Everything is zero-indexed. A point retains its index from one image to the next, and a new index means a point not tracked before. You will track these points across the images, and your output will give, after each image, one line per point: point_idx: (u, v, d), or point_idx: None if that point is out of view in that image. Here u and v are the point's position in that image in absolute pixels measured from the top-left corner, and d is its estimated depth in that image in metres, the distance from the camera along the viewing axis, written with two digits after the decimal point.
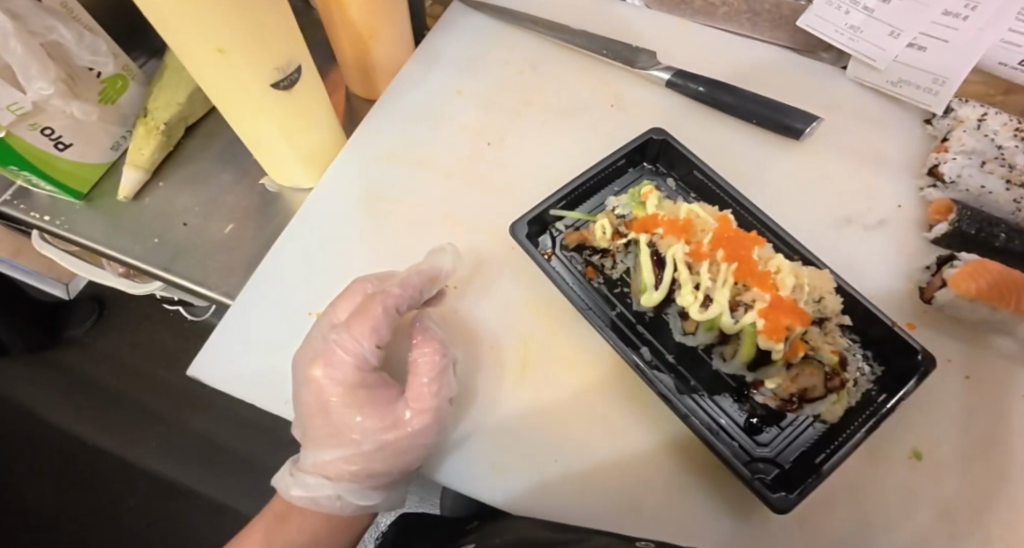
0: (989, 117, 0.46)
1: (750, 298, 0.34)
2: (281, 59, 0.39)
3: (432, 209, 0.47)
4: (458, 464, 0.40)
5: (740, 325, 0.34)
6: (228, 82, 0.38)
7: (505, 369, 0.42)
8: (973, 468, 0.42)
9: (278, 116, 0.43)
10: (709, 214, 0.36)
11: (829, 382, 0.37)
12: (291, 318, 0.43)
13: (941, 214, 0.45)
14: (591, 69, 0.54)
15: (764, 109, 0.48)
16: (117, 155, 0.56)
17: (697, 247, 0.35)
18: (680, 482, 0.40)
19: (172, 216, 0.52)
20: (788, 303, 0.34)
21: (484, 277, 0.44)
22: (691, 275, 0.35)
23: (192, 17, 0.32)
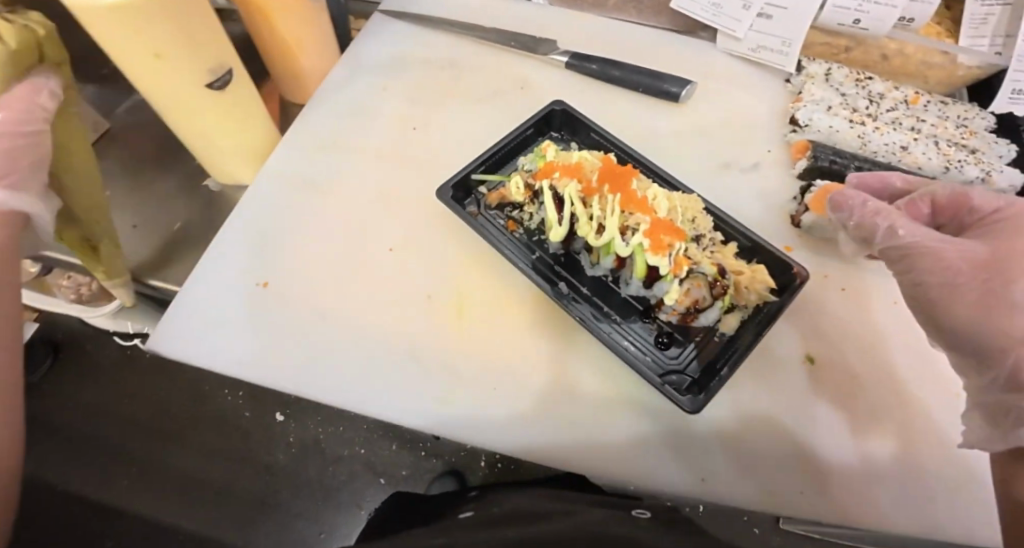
0: (833, 71, 0.57)
1: (637, 221, 0.41)
2: (214, 61, 0.43)
3: (368, 188, 0.52)
4: (407, 405, 0.44)
5: (630, 246, 0.40)
6: (165, 86, 0.43)
7: (445, 318, 0.47)
8: (863, 365, 0.47)
9: (212, 114, 0.47)
10: (597, 158, 0.43)
11: (714, 290, 0.43)
12: (241, 292, 0.47)
13: (801, 152, 0.53)
14: (503, 59, 0.61)
15: (647, 79, 0.56)
16: None
17: (588, 185, 0.42)
18: (609, 402, 0.45)
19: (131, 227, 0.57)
20: (666, 222, 0.40)
21: (417, 241, 0.49)
22: (586, 209, 0.41)
23: (132, 22, 0.36)
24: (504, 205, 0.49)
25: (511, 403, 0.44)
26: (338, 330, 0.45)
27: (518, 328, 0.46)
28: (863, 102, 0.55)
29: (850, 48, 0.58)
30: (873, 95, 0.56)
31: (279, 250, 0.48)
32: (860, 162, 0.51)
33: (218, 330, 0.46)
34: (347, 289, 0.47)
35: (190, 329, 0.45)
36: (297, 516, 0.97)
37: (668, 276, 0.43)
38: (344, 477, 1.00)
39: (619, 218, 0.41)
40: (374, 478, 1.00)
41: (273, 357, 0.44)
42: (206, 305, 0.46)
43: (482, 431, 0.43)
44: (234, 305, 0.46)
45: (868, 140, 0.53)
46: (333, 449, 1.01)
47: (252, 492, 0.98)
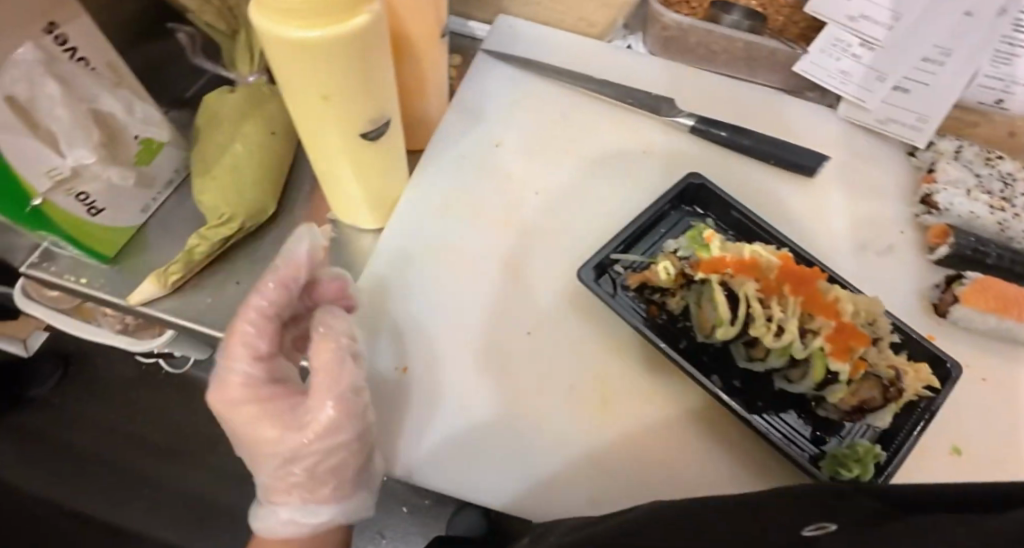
0: (963, 149, 0.55)
1: (820, 325, 0.39)
2: (377, 112, 0.42)
3: (493, 260, 0.51)
4: (549, 501, 0.41)
5: (810, 350, 0.39)
6: (320, 127, 0.42)
7: (589, 407, 0.45)
8: (1013, 463, 0.46)
9: (356, 161, 0.45)
10: (773, 254, 0.41)
11: (887, 393, 0.41)
12: (379, 374, 0.45)
13: (940, 237, 0.51)
14: (623, 117, 0.59)
15: (782, 151, 0.54)
16: (146, 218, 0.56)
17: (766, 283, 0.40)
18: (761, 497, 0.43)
19: (235, 269, 0.52)
20: (850, 326, 0.39)
21: (553, 321, 0.48)
22: (763, 309, 0.40)
23: (311, 63, 0.36)
24: (645, 286, 0.46)
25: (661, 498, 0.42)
26: (480, 415, 0.44)
27: (663, 418, 0.45)
28: (998, 184, 0.53)
29: (977, 124, 0.57)
30: (1005, 175, 0.55)
31: (407, 330, 0.47)
32: (1000, 250, 0.50)
33: None
34: (480, 365, 0.46)
35: None
36: None
37: (844, 380, 0.40)
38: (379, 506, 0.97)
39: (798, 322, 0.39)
40: None
41: (420, 442, 0.43)
42: None
43: None
44: (375, 389, 0.45)
45: (1008, 228, 0.51)
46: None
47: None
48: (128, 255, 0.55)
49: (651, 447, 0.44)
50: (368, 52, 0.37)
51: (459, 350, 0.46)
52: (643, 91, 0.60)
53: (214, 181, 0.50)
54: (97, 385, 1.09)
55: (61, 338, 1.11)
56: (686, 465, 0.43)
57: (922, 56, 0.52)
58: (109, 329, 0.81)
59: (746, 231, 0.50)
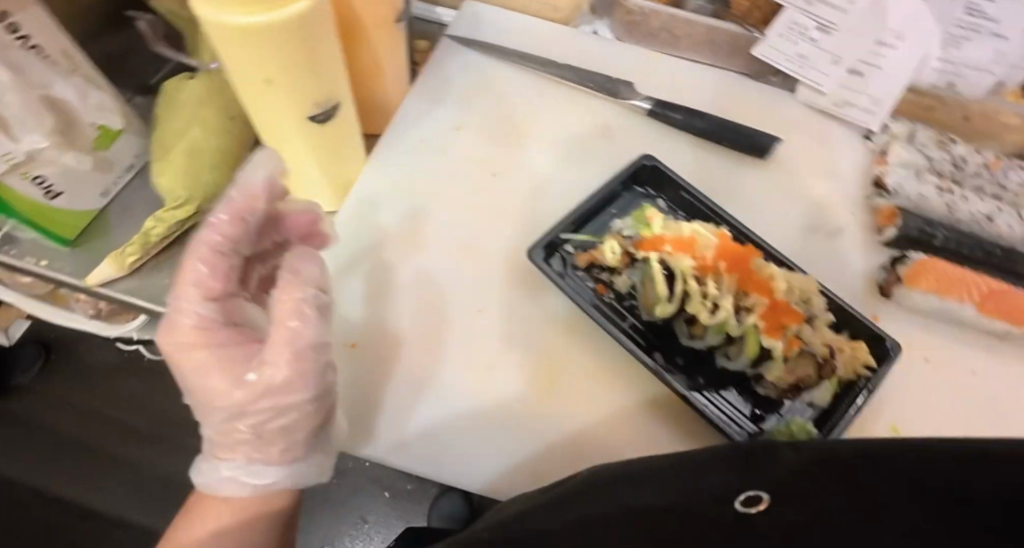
0: (917, 133, 0.56)
1: (754, 303, 0.40)
2: (322, 95, 0.42)
3: (447, 241, 0.52)
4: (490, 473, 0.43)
5: (745, 327, 0.40)
6: (268, 111, 0.42)
7: (533, 384, 0.46)
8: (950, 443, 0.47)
9: (307, 144, 0.46)
10: (713, 234, 0.41)
11: (821, 370, 0.42)
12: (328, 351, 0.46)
13: (887, 219, 0.52)
14: (581, 101, 0.59)
15: (735, 133, 0.55)
16: (107, 202, 0.57)
17: (702, 261, 0.41)
18: None
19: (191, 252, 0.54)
20: (784, 304, 0.40)
21: (503, 301, 0.49)
22: (699, 286, 0.41)
23: (250, 47, 0.36)
24: (594, 263, 0.47)
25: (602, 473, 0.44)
26: (426, 390, 0.45)
27: (607, 394, 0.46)
28: (948, 167, 0.54)
29: (933, 107, 0.57)
30: (957, 158, 0.55)
31: (358, 309, 0.48)
32: (947, 232, 0.51)
33: None
34: (426, 341, 0.47)
35: None
36: None
37: (779, 357, 0.41)
38: None
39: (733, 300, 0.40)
40: None
41: (368, 416, 0.44)
42: None
43: None
44: None
45: (956, 209, 0.52)
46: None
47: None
48: (88, 238, 0.56)
49: (596, 422, 0.45)
50: (309, 35, 0.37)
51: (408, 327, 0.48)
52: (603, 75, 0.60)
53: (170, 164, 0.50)
54: (77, 371, 1.10)
55: (42, 324, 1.12)
56: (629, 440, 0.44)
57: (876, 39, 0.53)
58: (82, 314, 0.81)
59: (697, 212, 0.50)
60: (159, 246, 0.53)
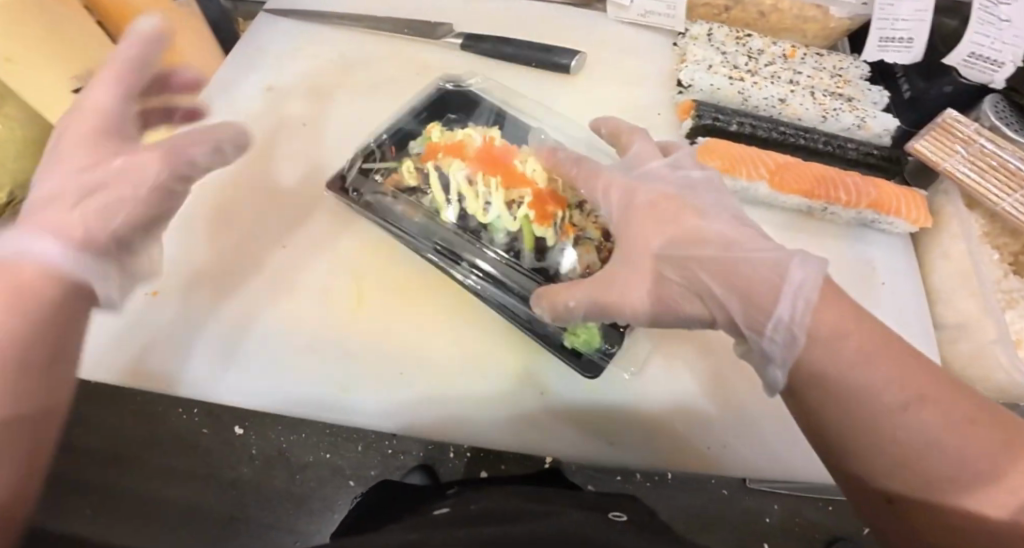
0: (714, 31, 0.59)
1: (522, 192, 0.45)
2: (75, 69, 0.46)
3: (256, 189, 0.53)
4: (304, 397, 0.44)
5: (517, 218, 0.45)
6: (34, 87, 0.46)
7: (345, 308, 0.48)
8: None
9: None
10: (479, 137, 0.47)
11: (603, 255, 0.45)
12: (127, 299, 0.47)
13: (685, 113, 0.54)
14: (398, 46, 0.61)
15: (539, 53, 0.58)
16: None
17: (470, 161, 0.46)
18: (506, 370, 0.46)
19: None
20: (546, 192, 0.45)
21: (314, 238, 0.51)
22: (471, 188, 0.46)
23: None
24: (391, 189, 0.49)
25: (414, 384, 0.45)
26: (231, 325, 0.47)
27: (416, 309, 0.48)
28: (742, 59, 0.58)
29: (729, 7, 0.62)
30: (753, 51, 0.59)
31: (165, 257, 0.49)
32: (741, 118, 0.53)
33: (112, 331, 0.46)
34: (228, 280, 0.49)
35: (81, 334, 0.46)
36: (266, 528, 0.86)
37: (558, 243, 0.45)
38: (312, 484, 0.86)
39: (505, 196, 0.46)
40: (342, 482, 0.85)
41: (174, 359, 0.45)
42: (94, 313, 0.46)
43: (387, 413, 0.44)
44: (126, 314, 0.46)
45: (748, 96, 0.55)
46: (298, 456, 0.85)
47: (220, 509, 0.87)
48: None
49: (399, 339, 0.46)
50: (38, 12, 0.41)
51: (216, 270, 0.49)
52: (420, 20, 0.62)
53: None
54: None
55: None
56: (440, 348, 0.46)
57: None
58: None
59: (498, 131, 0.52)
60: None
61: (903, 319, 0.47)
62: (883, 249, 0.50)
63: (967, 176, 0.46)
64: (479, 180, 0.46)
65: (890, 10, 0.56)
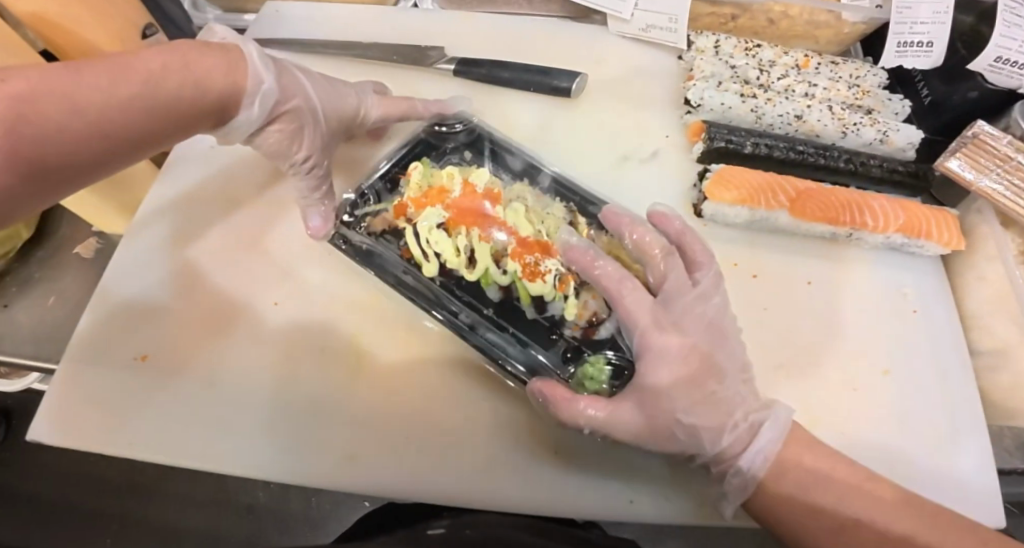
0: (722, 43, 0.56)
1: (507, 244, 0.43)
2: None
3: (245, 237, 0.50)
4: (310, 462, 0.43)
5: (507, 273, 0.43)
6: None
7: (347, 365, 0.45)
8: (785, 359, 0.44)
9: None
10: (460, 183, 0.45)
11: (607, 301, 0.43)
12: (117, 366, 0.45)
13: (697, 135, 0.52)
14: (388, 73, 0.58)
15: (536, 76, 0.55)
16: None
17: (454, 209, 0.44)
18: (517, 425, 0.44)
19: (8, 297, 0.53)
20: (534, 241, 0.43)
21: (308, 287, 0.48)
22: (458, 236, 0.44)
23: None
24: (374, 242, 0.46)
25: (422, 445, 0.43)
26: (226, 387, 0.44)
27: (420, 365, 0.45)
28: (753, 73, 0.54)
29: (736, 16, 0.59)
30: (764, 63, 0.56)
31: (155, 317, 0.47)
32: (755, 138, 0.50)
33: (105, 401, 0.44)
34: (220, 338, 0.46)
35: (75, 407, 0.44)
36: None
37: (556, 293, 0.42)
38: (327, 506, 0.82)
39: (491, 249, 0.43)
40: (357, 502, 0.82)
41: (168, 431, 0.43)
42: (86, 383, 0.45)
43: (396, 476, 0.42)
44: (117, 382, 0.45)
45: (762, 112, 0.52)
46: None
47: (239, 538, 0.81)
48: None
49: (401, 398, 0.44)
50: None
51: (208, 328, 0.46)
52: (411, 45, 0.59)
53: None
54: None
55: None
56: (446, 406, 0.44)
57: None
58: None
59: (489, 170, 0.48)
60: None
61: (940, 353, 0.44)
62: (915, 275, 0.46)
63: (1005, 195, 0.42)
64: (461, 232, 0.44)
65: (908, 14, 0.53)
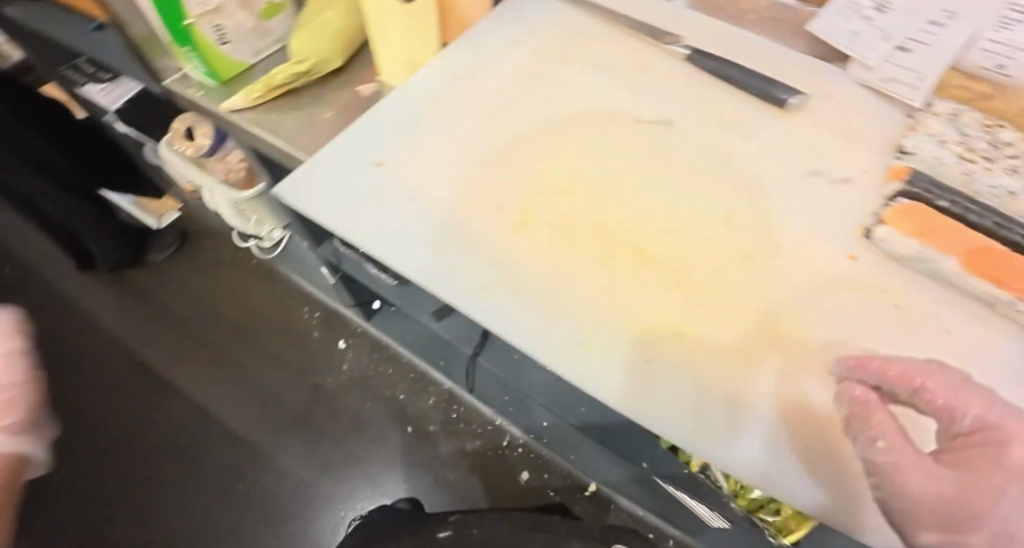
0: (963, 114, 0.54)
1: None
2: None
3: (477, 116, 0.60)
4: (470, 287, 0.51)
5: None
6: None
7: (519, 229, 0.54)
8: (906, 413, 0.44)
9: (399, 20, 0.58)
10: None
11: None
12: (358, 164, 0.56)
13: (896, 176, 0.53)
14: (631, 45, 0.67)
15: (761, 83, 0.60)
16: (256, 62, 0.67)
17: None
18: (632, 332, 0.50)
19: (301, 104, 0.65)
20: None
21: (507, 164, 0.57)
22: None
23: None
24: None
25: (552, 310, 0.51)
26: (425, 212, 0.54)
27: (572, 259, 0.53)
28: (982, 146, 0.52)
29: (992, 95, 0.55)
30: (1000, 143, 0.52)
31: (394, 144, 0.57)
32: (963, 200, 0.49)
33: (340, 183, 0.55)
34: (441, 171, 0.56)
35: (314, 181, 0.55)
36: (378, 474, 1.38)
37: None
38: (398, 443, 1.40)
39: None
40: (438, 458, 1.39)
41: (384, 216, 0.53)
42: (328, 168, 0.56)
43: (527, 324, 0.50)
44: (354, 174, 0.55)
45: (975, 180, 0.51)
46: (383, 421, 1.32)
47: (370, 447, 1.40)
48: (234, 85, 0.67)
49: (550, 270, 0.52)
50: None
51: (430, 169, 0.56)
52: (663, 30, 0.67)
53: (307, 28, 0.62)
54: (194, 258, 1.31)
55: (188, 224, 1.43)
56: (588, 289, 0.52)
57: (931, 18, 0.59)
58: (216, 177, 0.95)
59: None
60: (280, 93, 0.65)
61: None
62: None
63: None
64: None
65: None
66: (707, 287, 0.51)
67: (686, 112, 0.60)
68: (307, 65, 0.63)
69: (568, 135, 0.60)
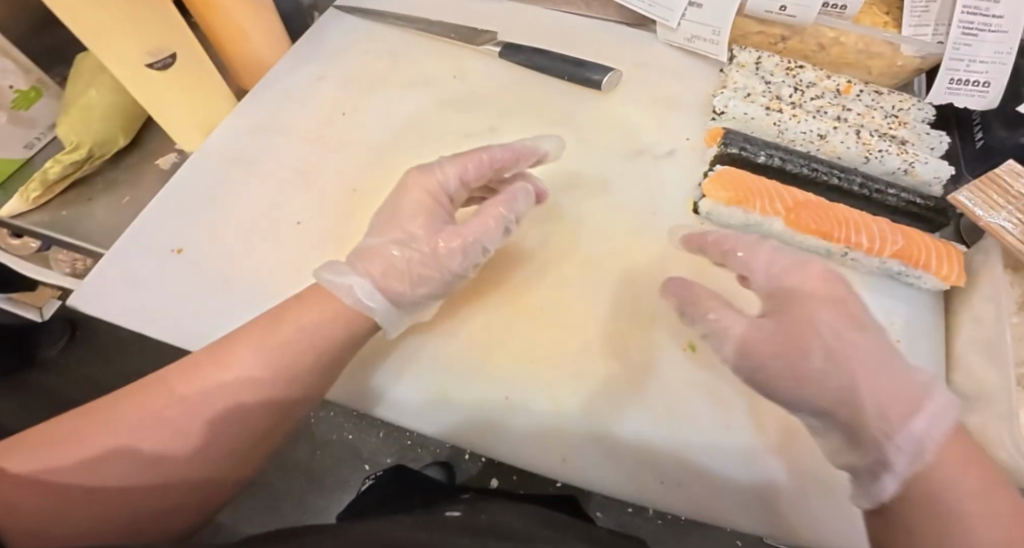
0: (762, 61, 0.57)
1: None
2: (153, 44, 0.50)
3: (284, 170, 0.56)
4: None
5: None
6: (115, 56, 0.49)
7: None
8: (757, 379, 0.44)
9: (164, 89, 0.54)
10: None
11: None
12: (155, 254, 0.51)
13: (713, 140, 0.53)
14: (442, 50, 0.63)
15: (571, 67, 0.58)
16: (31, 155, 0.62)
17: None
18: (492, 372, 0.46)
19: (93, 193, 0.62)
20: None
21: (322, 217, 0.53)
22: None
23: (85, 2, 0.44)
24: None
25: (402, 374, 0.47)
26: (236, 292, 0.49)
27: None
28: (788, 90, 0.55)
29: (786, 37, 0.59)
30: (802, 83, 0.56)
31: (194, 222, 0.53)
32: (770, 151, 0.50)
33: (137, 281, 0.50)
34: (251, 242, 0.52)
35: (108, 285, 0.50)
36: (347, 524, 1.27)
37: None
38: None
39: None
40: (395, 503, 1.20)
41: (190, 310, 0.49)
42: (121, 267, 0.51)
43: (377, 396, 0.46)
44: (151, 267, 0.51)
45: (785, 128, 0.52)
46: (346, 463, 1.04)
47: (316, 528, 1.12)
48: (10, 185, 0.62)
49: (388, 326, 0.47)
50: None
51: (237, 243, 0.52)
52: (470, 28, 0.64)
53: (71, 112, 0.58)
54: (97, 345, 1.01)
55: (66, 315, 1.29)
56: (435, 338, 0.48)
57: None
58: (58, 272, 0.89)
59: None
60: (64, 186, 0.60)
61: None
62: (906, 305, 0.46)
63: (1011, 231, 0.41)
64: None
65: (965, 52, 0.52)
66: (555, 303, 0.49)
67: (505, 115, 0.58)
68: (81, 153, 0.58)
69: (385, 171, 0.55)
